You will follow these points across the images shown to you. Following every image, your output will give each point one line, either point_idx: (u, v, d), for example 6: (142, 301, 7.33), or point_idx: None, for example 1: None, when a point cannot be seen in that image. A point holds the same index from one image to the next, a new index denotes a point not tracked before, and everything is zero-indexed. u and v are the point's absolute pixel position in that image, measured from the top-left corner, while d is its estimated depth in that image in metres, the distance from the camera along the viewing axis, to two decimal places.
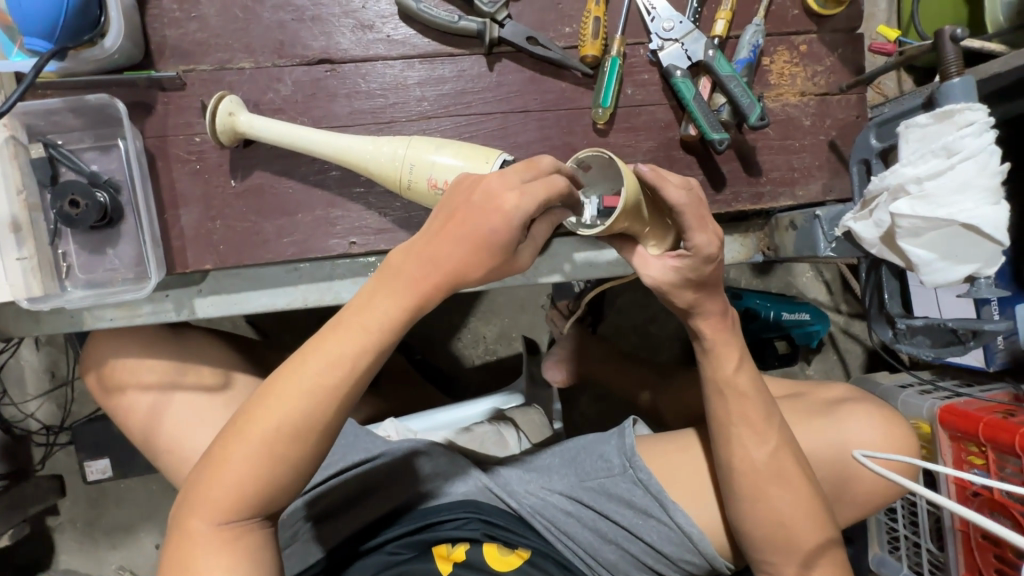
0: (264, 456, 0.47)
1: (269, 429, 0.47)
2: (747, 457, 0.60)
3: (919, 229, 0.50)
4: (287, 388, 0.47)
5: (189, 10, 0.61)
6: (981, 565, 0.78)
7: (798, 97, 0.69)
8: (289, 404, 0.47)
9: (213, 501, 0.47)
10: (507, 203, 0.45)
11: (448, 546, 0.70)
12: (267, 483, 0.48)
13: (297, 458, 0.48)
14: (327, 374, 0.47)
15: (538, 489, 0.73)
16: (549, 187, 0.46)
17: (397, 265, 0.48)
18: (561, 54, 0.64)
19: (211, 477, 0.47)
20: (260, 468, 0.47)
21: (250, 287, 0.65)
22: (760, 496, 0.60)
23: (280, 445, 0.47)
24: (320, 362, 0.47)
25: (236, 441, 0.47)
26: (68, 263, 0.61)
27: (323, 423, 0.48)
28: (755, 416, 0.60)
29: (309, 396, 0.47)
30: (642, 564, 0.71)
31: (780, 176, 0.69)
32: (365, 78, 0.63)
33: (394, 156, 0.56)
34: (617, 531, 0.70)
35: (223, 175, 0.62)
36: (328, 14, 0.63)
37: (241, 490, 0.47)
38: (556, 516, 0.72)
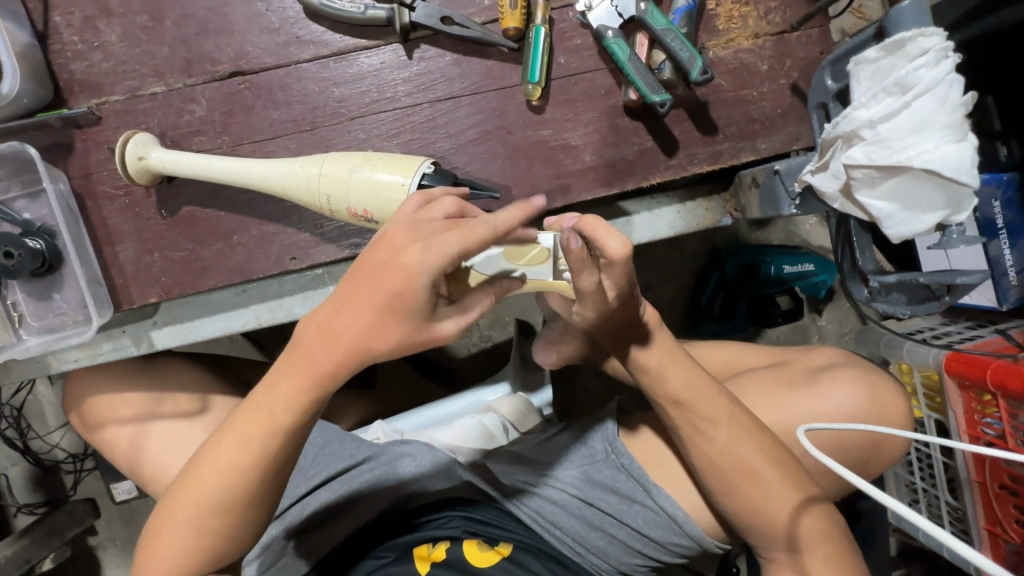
0: (198, 520, 0.51)
1: (204, 505, 0.50)
2: (698, 448, 0.57)
3: (875, 179, 0.45)
4: (218, 456, 0.50)
5: (91, 40, 0.59)
6: (1002, 517, 0.74)
7: (751, 40, 0.62)
8: (213, 485, 0.50)
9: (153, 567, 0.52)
10: (411, 261, 0.41)
11: (430, 544, 0.70)
12: (206, 552, 0.52)
13: (225, 527, 0.52)
14: (244, 456, 0.49)
15: (521, 480, 0.72)
16: (466, 235, 0.41)
17: (302, 347, 0.47)
18: (481, 31, 0.59)
19: (156, 538, 0.52)
20: (194, 540, 0.51)
21: (202, 314, 0.66)
22: (730, 487, 0.56)
23: (211, 510, 0.51)
24: (235, 438, 0.49)
25: (174, 512, 0.51)
26: (18, 312, 0.61)
27: (244, 498, 0.51)
28: (700, 401, 0.56)
29: (232, 475, 0.50)
30: (633, 548, 0.69)
31: (738, 131, 0.63)
32: (281, 85, 0.61)
33: (308, 179, 0.55)
34: (601, 516, 0.69)
35: (153, 207, 0.61)
36: (233, 23, 0.60)
37: (177, 559, 0.51)
38: (541, 505, 0.70)
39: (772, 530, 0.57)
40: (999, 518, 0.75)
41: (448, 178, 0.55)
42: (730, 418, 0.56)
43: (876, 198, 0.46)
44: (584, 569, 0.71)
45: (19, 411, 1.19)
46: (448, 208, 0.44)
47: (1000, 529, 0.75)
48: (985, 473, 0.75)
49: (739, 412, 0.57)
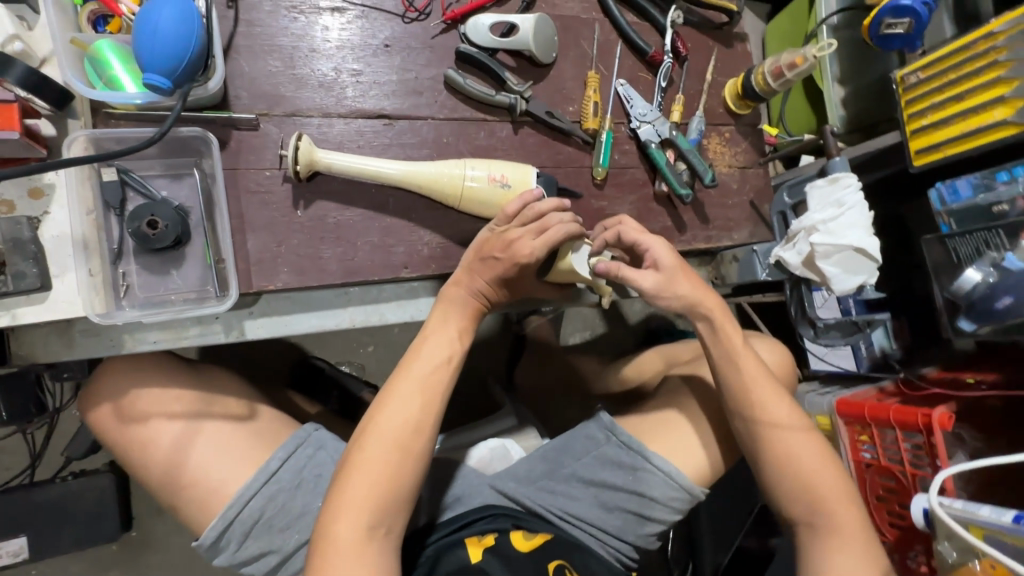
0: (397, 446, 0.59)
1: (408, 427, 0.60)
2: (767, 415, 0.70)
3: (829, 253, 0.74)
4: (403, 387, 0.61)
5: (265, 66, 0.70)
6: (880, 523, 1.01)
7: (727, 168, 0.95)
8: (399, 411, 0.60)
9: (358, 504, 0.56)
10: (524, 258, 0.66)
11: (478, 536, 0.73)
12: (397, 483, 0.58)
13: (420, 451, 0.60)
14: (434, 376, 0.63)
15: (546, 485, 0.81)
16: (547, 241, 0.66)
17: (450, 295, 0.67)
18: (570, 126, 0.83)
19: (346, 481, 0.57)
20: (392, 463, 0.58)
21: (300, 310, 0.71)
22: (784, 446, 0.70)
23: (409, 437, 0.59)
24: (424, 366, 0.62)
25: (368, 443, 0.58)
26: (126, 282, 0.61)
27: (433, 418, 0.61)
28: (753, 373, 0.72)
29: (421, 394, 0.61)
30: (638, 516, 0.80)
31: (721, 224, 0.92)
32: (415, 132, 0.76)
33: (455, 164, 0.70)
34: (623, 484, 0.79)
35: (287, 206, 0.68)
36: (386, 81, 0.76)
37: (380, 489, 0.57)
38: (567, 505, 0.80)
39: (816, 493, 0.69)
40: (880, 525, 1.01)
41: (550, 179, 0.73)
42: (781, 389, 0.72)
43: (828, 265, 0.75)
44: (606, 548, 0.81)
45: None
46: (528, 212, 0.66)
47: (879, 534, 1.02)
48: (866, 489, 1.03)
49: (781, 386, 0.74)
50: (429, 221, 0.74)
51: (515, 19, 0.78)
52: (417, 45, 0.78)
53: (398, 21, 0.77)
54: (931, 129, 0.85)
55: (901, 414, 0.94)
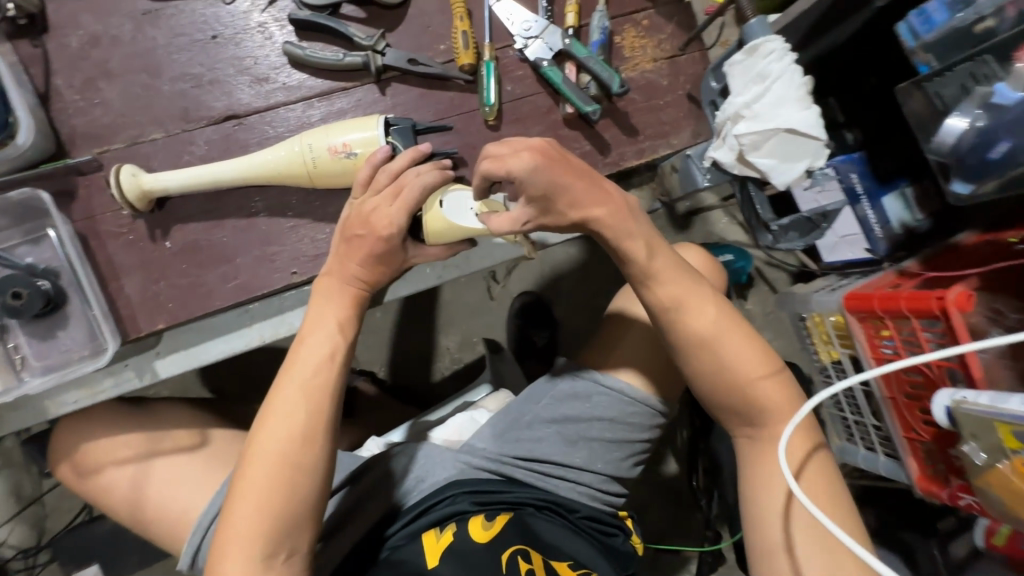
0: (286, 463, 0.57)
1: (291, 436, 0.58)
2: (691, 325, 0.63)
3: (757, 143, 0.61)
4: (285, 394, 0.59)
5: (91, 98, 0.65)
6: (913, 422, 0.90)
7: (652, 63, 0.79)
8: (282, 421, 0.58)
9: (251, 526, 0.55)
10: (384, 230, 0.62)
11: (435, 531, 0.73)
12: (289, 498, 0.56)
13: (312, 460, 0.58)
14: (315, 377, 0.60)
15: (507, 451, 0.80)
16: (405, 202, 0.62)
17: (329, 285, 0.64)
18: (442, 68, 0.72)
19: (234, 503, 0.56)
20: (282, 478, 0.56)
21: (205, 339, 0.70)
22: (713, 363, 0.64)
23: (297, 452, 0.57)
24: (308, 364, 0.60)
25: (253, 460, 0.57)
26: (20, 355, 0.63)
27: (322, 420, 0.59)
28: (681, 286, 0.63)
29: (305, 398, 0.59)
30: (608, 440, 0.80)
31: (654, 132, 0.79)
32: (271, 124, 0.69)
33: (290, 146, 0.64)
34: (589, 410, 0.79)
35: (156, 240, 0.66)
36: (224, 75, 0.69)
37: (270, 507, 0.56)
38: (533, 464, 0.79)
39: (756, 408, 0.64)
40: (912, 423, 0.91)
41: (404, 125, 0.66)
42: (711, 299, 0.64)
43: (761, 157, 0.62)
44: (578, 493, 0.81)
45: None
46: (383, 179, 0.62)
47: (914, 433, 0.91)
48: (893, 388, 0.92)
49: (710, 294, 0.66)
50: (307, 218, 0.69)
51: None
52: (246, 25, 0.69)
53: (219, 4, 0.69)
54: None
55: (914, 301, 0.80)
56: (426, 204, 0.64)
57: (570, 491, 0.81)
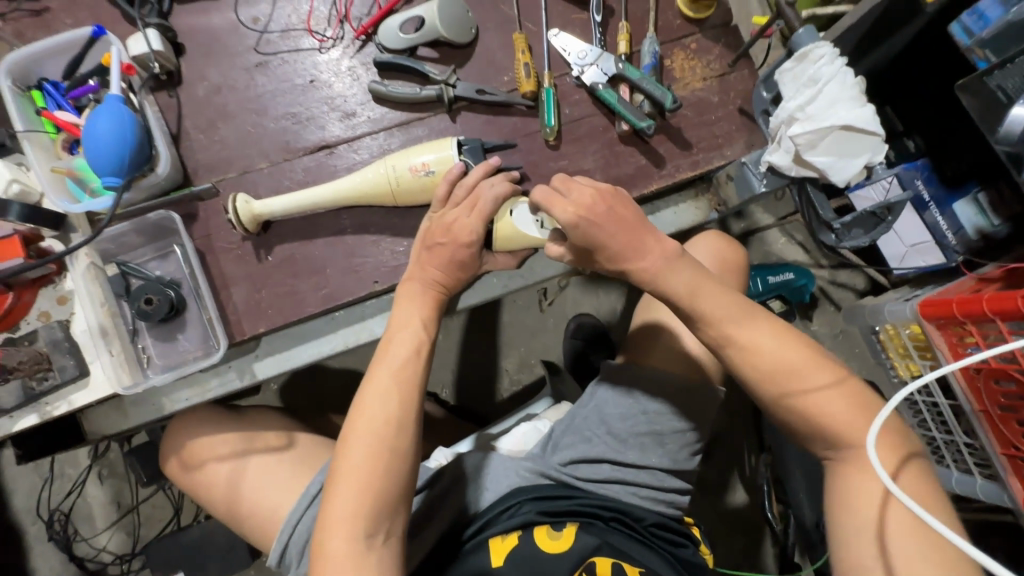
0: (385, 440, 0.63)
1: (384, 428, 0.64)
2: (742, 350, 0.64)
3: (814, 141, 0.63)
4: (376, 388, 0.66)
5: (212, 136, 0.77)
6: (1011, 437, 0.83)
7: (702, 82, 0.84)
8: (373, 413, 0.64)
9: (351, 514, 0.60)
10: (467, 239, 0.69)
11: (502, 536, 0.77)
12: (381, 485, 0.61)
13: (402, 448, 0.64)
14: (402, 371, 0.67)
15: (572, 457, 0.82)
16: (481, 212, 0.69)
17: (407, 291, 0.71)
18: (506, 96, 0.79)
19: (333, 490, 0.61)
20: (376, 467, 0.62)
21: (297, 343, 0.77)
22: (770, 383, 0.64)
23: (392, 434, 0.64)
24: (399, 358, 0.67)
25: (348, 451, 0.63)
26: (147, 354, 0.72)
27: (410, 411, 0.65)
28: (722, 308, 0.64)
29: (396, 390, 0.66)
30: (655, 434, 0.81)
31: (707, 144, 0.82)
32: (358, 152, 0.79)
33: (376, 169, 0.72)
34: (632, 405, 0.81)
35: (260, 254, 0.75)
36: (319, 112, 0.79)
37: (367, 492, 0.61)
38: (596, 470, 0.81)
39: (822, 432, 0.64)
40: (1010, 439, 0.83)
41: (475, 143, 0.73)
42: (764, 329, 0.64)
43: (818, 155, 0.64)
44: (644, 501, 0.81)
45: (68, 514, 1.22)
46: (460, 193, 0.70)
47: (1014, 450, 0.84)
48: (984, 399, 0.86)
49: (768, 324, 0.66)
50: (388, 233, 0.76)
51: (421, 11, 0.78)
52: (338, 69, 0.80)
53: (317, 53, 0.80)
54: None
55: (997, 303, 0.76)
56: (497, 215, 0.70)
57: (632, 496, 0.81)
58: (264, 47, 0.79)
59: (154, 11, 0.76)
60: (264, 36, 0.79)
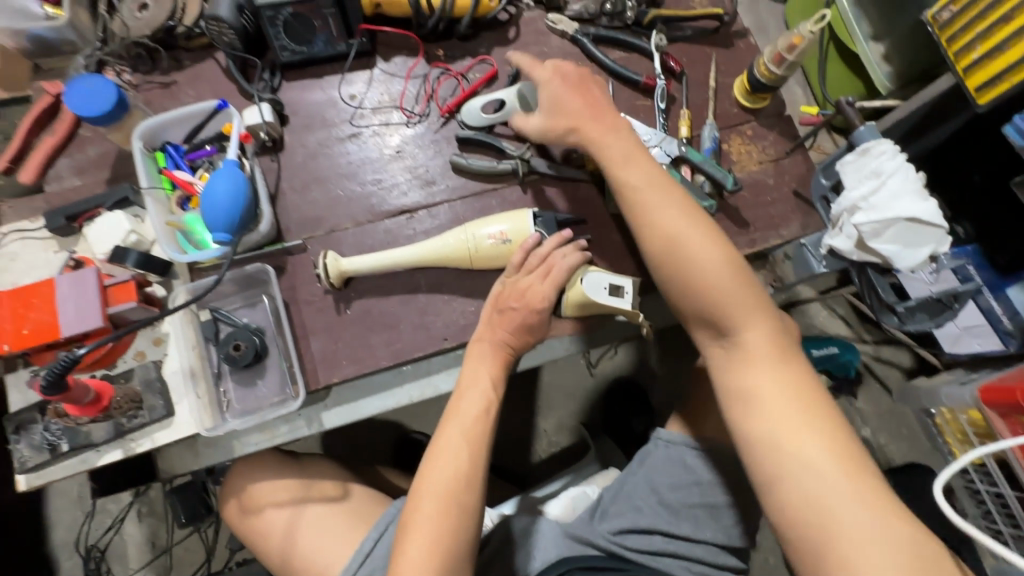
0: (454, 499, 0.65)
1: (457, 482, 0.66)
2: (737, 329, 0.68)
3: (878, 230, 0.67)
4: (447, 442, 0.69)
5: (306, 196, 0.84)
6: None
7: (758, 166, 0.89)
8: (444, 464, 0.67)
9: (419, 568, 0.60)
10: (538, 306, 0.74)
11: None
12: (449, 540, 0.63)
13: (470, 504, 0.65)
14: (470, 427, 0.70)
15: (624, 527, 0.81)
16: (555, 279, 0.74)
17: (477, 349, 0.75)
18: (575, 172, 0.86)
19: (404, 544, 0.62)
20: (445, 520, 0.63)
21: (366, 394, 0.80)
22: (747, 383, 0.66)
23: (462, 493, 0.65)
24: (470, 412, 0.71)
25: (419, 503, 0.65)
26: (227, 398, 0.75)
27: (479, 468, 0.68)
28: (728, 283, 0.68)
29: (466, 445, 0.69)
30: (709, 506, 0.80)
31: (765, 223, 0.86)
32: (436, 217, 0.85)
33: (456, 235, 0.77)
34: (685, 475, 0.81)
35: (339, 307, 0.80)
36: (403, 180, 0.86)
37: (437, 547, 0.62)
38: (648, 542, 0.80)
39: (822, 503, 0.58)
40: None
41: (549, 217, 0.78)
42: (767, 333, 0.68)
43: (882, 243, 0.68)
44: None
45: (103, 551, 1.22)
46: (532, 261, 0.75)
47: None
48: None
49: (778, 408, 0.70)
50: (460, 293, 0.81)
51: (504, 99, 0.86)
52: (422, 142, 0.88)
53: (405, 127, 0.88)
54: (984, 62, 0.74)
55: None
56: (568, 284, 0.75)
57: (685, 571, 0.80)
58: (358, 120, 0.88)
59: (267, 87, 0.87)
60: (358, 111, 0.88)
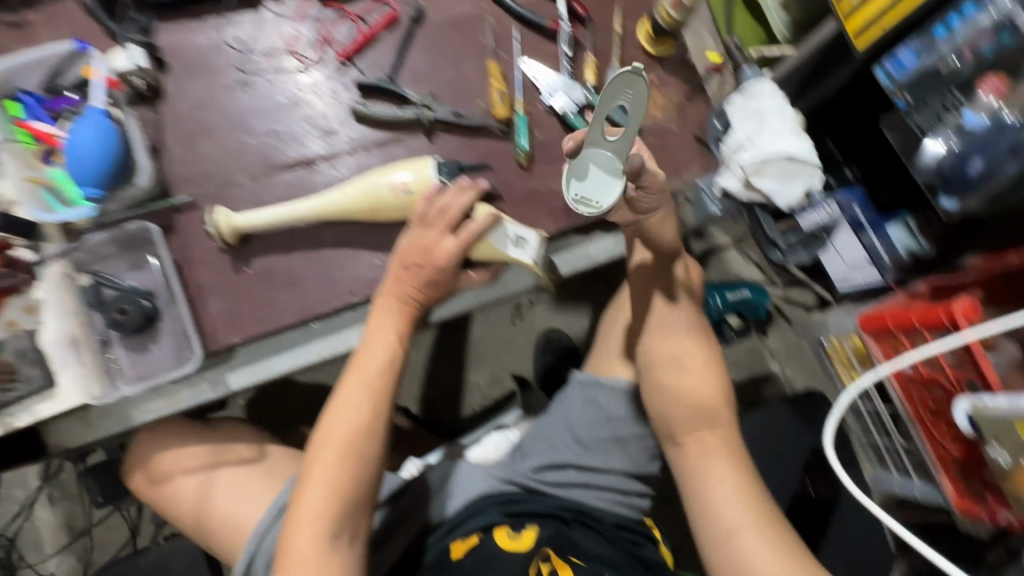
0: (350, 452, 0.69)
1: (354, 437, 0.70)
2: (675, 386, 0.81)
3: (760, 167, 0.71)
4: (347, 397, 0.71)
5: (192, 149, 0.78)
6: (942, 439, 0.90)
7: (663, 112, 0.91)
8: (342, 420, 0.70)
9: (311, 519, 0.67)
10: (441, 263, 0.73)
11: (463, 539, 0.80)
12: (342, 491, 0.68)
13: (366, 457, 0.70)
14: (372, 383, 0.72)
15: (540, 466, 0.86)
16: (461, 238, 0.73)
17: (383, 304, 0.73)
18: (482, 120, 0.84)
19: (302, 492, 0.68)
20: (340, 473, 0.68)
21: (274, 353, 0.78)
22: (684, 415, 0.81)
23: (361, 443, 0.70)
24: (374, 368, 0.72)
25: (317, 458, 0.69)
26: (116, 365, 0.71)
27: (377, 423, 0.71)
28: (678, 345, 0.83)
29: (365, 401, 0.71)
30: (618, 439, 0.85)
31: (668, 169, 0.89)
32: (338, 170, 0.81)
33: (356, 187, 0.75)
34: (597, 412, 0.85)
35: (237, 266, 0.76)
36: (301, 130, 0.82)
37: (333, 497, 0.67)
38: (560, 476, 0.85)
39: (738, 553, 0.71)
40: (941, 442, 0.91)
41: (452, 165, 0.77)
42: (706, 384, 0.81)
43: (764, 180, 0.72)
44: (605, 503, 0.86)
45: (13, 540, 1.16)
46: (427, 216, 0.73)
47: (944, 452, 0.91)
48: (916, 405, 0.93)
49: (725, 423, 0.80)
50: (366, 247, 0.79)
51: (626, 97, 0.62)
52: (319, 90, 0.83)
53: (299, 74, 0.83)
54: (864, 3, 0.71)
55: (924, 318, 0.85)
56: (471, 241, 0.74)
57: (593, 498, 0.86)
58: (247, 66, 0.82)
59: (137, 28, 0.79)
60: (246, 56, 0.82)
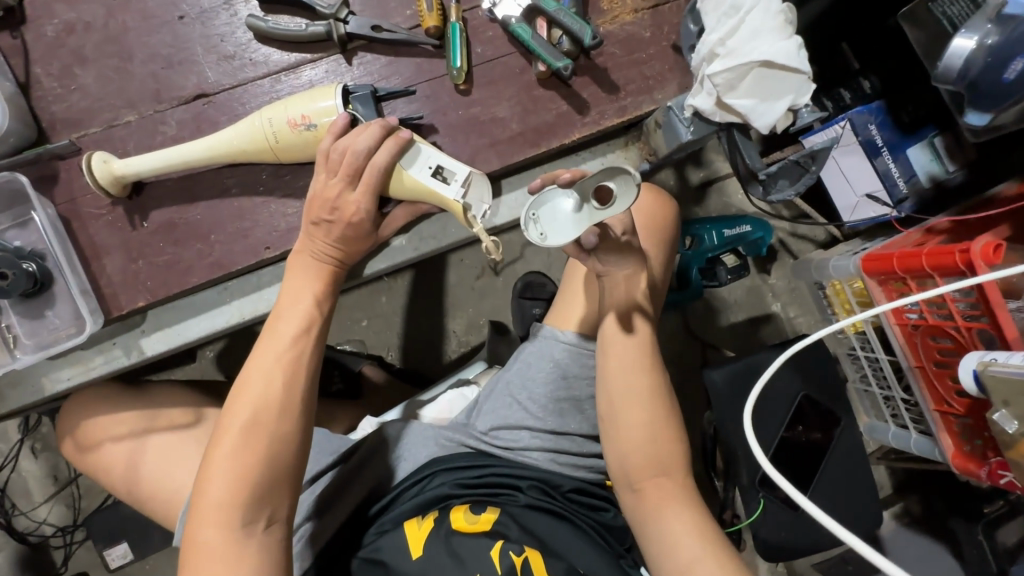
0: (265, 427, 0.59)
1: (268, 411, 0.59)
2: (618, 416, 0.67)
3: (732, 82, 0.60)
4: (259, 364, 0.61)
5: (69, 84, 0.68)
6: (944, 394, 0.81)
7: (633, 15, 0.74)
8: (254, 389, 0.60)
9: (219, 506, 0.56)
10: (354, 217, 0.63)
11: (417, 518, 0.72)
12: (258, 470, 0.58)
13: (289, 431, 0.60)
14: (286, 349, 0.62)
15: (493, 429, 0.79)
16: (371, 186, 0.62)
17: (297, 262, 0.65)
18: (407, 34, 0.70)
19: (208, 476, 0.58)
20: (254, 451, 0.58)
21: (188, 316, 0.71)
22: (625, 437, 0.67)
23: (273, 419, 0.59)
24: (288, 335, 0.62)
25: (225, 436, 0.58)
26: (13, 333, 0.66)
27: (298, 393, 0.61)
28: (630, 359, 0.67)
29: (281, 370, 0.61)
30: (573, 399, 0.78)
31: (637, 87, 0.74)
32: (241, 102, 0.69)
33: (251, 123, 0.64)
34: (552, 370, 0.76)
35: (133, 220, 0.68)
36: (194, 55, 0.69)
37: (246, 478, 0.57)
38: (515, 439, 0.78)
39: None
40: (942, 395, 0.81)
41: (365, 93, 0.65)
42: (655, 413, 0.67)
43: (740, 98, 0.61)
44: (565, 468, 0.78)
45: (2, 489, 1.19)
46: (332, 154, 0.62)
47: (947, 405, 0.81)
48: (919, 355, 0.82)
49: (684, 469, 0.67)
50: (277, 193, 0.69)
51: (613, 184, 0.54)
52: (212, 4, 0.69)
53: None
54: None
55: (936, 258, 0.72)
56: (383, 185, 0.63)
57: (552, 463, 0.78)
58: None
59: None
60: None
